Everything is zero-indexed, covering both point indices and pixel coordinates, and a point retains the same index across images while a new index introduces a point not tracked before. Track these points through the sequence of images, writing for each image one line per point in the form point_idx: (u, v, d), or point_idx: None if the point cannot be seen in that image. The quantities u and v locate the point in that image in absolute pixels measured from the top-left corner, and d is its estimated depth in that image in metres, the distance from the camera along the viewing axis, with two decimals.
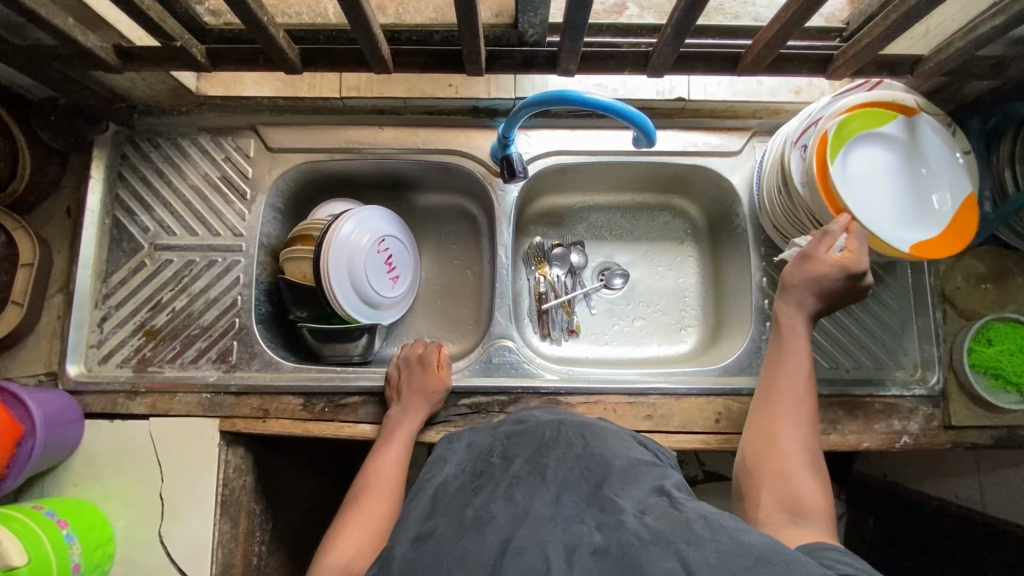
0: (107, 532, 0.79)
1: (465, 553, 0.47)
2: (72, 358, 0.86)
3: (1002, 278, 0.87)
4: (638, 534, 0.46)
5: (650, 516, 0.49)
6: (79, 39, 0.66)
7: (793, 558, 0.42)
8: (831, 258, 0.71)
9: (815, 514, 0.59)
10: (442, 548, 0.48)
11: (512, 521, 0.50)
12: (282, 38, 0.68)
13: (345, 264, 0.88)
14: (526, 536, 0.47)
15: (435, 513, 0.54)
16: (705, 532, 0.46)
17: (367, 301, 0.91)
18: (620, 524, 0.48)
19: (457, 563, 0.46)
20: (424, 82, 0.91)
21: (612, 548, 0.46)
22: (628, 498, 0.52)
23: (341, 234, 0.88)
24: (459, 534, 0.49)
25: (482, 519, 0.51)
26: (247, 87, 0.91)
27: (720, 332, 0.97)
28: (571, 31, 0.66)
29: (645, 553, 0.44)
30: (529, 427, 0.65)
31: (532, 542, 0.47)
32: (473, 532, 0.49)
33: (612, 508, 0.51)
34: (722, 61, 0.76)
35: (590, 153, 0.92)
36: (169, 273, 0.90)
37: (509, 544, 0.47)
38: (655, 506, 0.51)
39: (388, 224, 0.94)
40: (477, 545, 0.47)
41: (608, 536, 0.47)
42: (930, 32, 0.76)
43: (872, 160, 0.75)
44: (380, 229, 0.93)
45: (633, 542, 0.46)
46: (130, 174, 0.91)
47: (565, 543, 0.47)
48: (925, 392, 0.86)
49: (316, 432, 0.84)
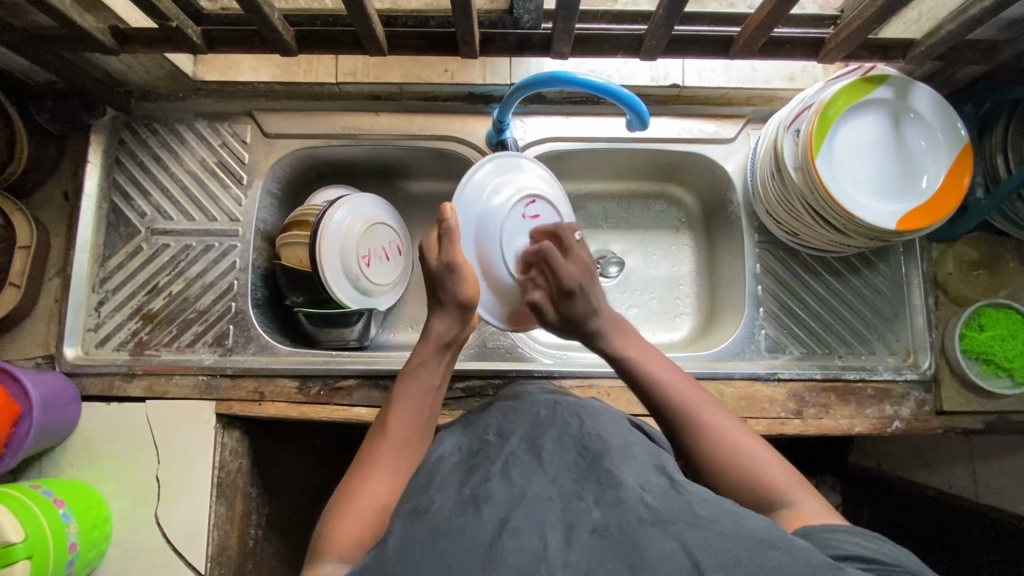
0: (104, 512, 0.80)
1: (463, 530, 0.45)
2: (70, 341, 0.86)
3: (994, 264, 0.88)
4: (638, 513, 0.45)
5: (651, 494, 0.48)
6: (75, 19, 0.67)
7: (793, 546, 0.41)
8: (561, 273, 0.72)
9: (794, 485, 0.55)
10: (438, 524, 0.46)
11: (510, 501, 0.48)
12: (277, 19, 0.68)
13: (476, 207, 0.76)
14: (526, 515, 0.46)
15: (432, 487, 0.54)
16: (706, 514, 0.44)
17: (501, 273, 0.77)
18: (620, 500, 0.47)
19: (454, 539, 0.44)
20: (420, 68, 0.90)
21: (612, 528, 0.44)
22: (626, 473, 0.50)
23: (477, 173, 0.77)
24: (455, 512, 0.48)
25: (480, 497, 0.49)
26: (243, 72, 0.90)
27: (715, 319, 0.98)
28: (564, 12, 0.66)
29: (645, 534, 0.43)
30: (524, 405, 0.65)
31: (529, 523, 0.45)
32: (470, 510, 0.47)
33: (611, 483, 0.49)
34: (715, 45, 0.76)
35: (584, 139, 0.92)
36: (166, 258, 0.90)
37: (506, 523, 0.45)
38: (655, 484, 0.49)
39: (538, 183, 0.81)
40: (475, 522, 0.46)
41: (607, 514, 0.46)
42: (921, 17, 0.76)
43: (864, 131, 0.77)
44: (530, 186, 0.79)
45: (633, 521, 0.44)
46: (127, 159, 0.92)
47: (564, 522, 0.45)
48: (917, 376, 0.87)
49: (311, 415, 0.85)
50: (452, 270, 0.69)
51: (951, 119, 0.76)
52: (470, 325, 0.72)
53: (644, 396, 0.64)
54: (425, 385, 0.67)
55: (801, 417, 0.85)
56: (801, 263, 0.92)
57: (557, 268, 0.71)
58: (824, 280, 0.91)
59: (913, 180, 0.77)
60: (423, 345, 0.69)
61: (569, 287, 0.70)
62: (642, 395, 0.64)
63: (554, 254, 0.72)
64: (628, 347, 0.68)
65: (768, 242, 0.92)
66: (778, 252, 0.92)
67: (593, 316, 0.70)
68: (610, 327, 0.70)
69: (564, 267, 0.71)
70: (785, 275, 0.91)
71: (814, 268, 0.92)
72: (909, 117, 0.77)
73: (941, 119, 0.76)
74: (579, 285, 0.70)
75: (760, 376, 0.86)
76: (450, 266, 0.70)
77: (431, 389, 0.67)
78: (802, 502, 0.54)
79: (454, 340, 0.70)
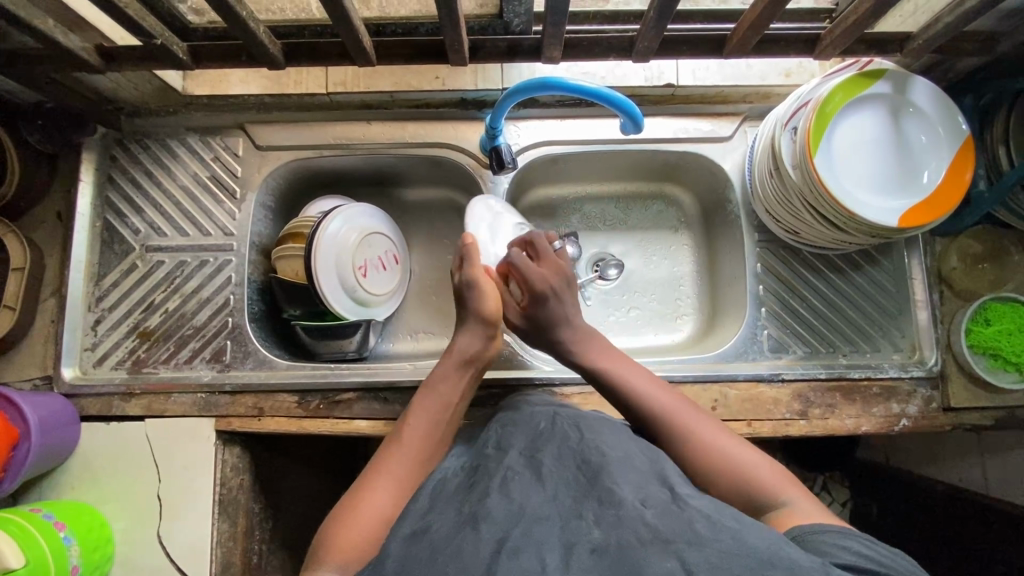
0: (106, 533, 0.79)
1: (460, 552, 0.44)
2: (67, 361, 0.86)
3: (999, 257, 0.86)
4: (638, 532, 0.44)
5: (651, 509, 0.47)
6: (61, 40, 0.67)
7: (798, 562, 0.40)
8: (543, 271, 0.74)
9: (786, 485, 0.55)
10: (437, 546, 0.46)
11: (509, 519, 0.47)
12: (263, 32, 0.67)
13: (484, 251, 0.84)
14: (525, 536, 0.45)
15: (433, 509, 0.53)
16: (707, 533, 0.43)
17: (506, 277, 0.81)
18: (621, 518, 0.46)
19: (452, 561, 0.44)
20: (411, 75, 0.89)
21: (611, 547, 0.43)
22: (626, 485, 0.50)
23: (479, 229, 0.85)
24: (453, 532, 0.47)
25: (478, 515, 0.48)
26: (233, 85, 0.89)
27: (716, 319, 0.97)
28: (554, 16, 0.65)
29: (644, 554, 0.42)
30: (523, 417, 0.64)
31: (529, 543, 0.44)
32: (468, 530, 0.47)
33: (611, 498, 0.48)
34: (708, 45, 0.75)
35: (578, 142, 0.91)
36: (161, 274, 0.90)
37: (505, 544, 0.44)
38: (656, 498, 0.48)
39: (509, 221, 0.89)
40: (473, 544, 0.45)
41: (607, 533, 0.45)
42: (919, 9, 0.75)
43: (861, 127, 0.76)
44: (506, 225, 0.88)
45: (632, 541, 0.43)
46: (120, 176, 0.91)
47: (563, 542, 0.45)
48: (923, 373, 0.85)
49: (311, 429, 0.84)
50: (471, 287, 0.72)
51: (951, 112, 0.74)
52: (493, 344, 0.72)
53: (623, 407, 0.66)
54: (442, 395, 0.67)
55: (806, 418, 0.84)
56: (802, 262, 0.90)
57: (527, 272, 0.74)
58: (827, 278, 0.90)
59: (914, 177, 0.75)
60: (446, 360, 0.69)
61: (539, 291, 0.73)
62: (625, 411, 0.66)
63: (521, 260, 0.75)
64: (600, 357, 0.70)
65: (768, 241, 0.91)
66: (779, 252, 0.91)
67: (561, 324, 0.72)
68: (573, 337, 0.72)
69: (536, 270, 0.74)
70: (786, 276, 0.90)
71: (814, 266, 0.90)
72: (908, 111, 0.76)
73: (940, 113, 0.75)
74: (548, 290, 0.73)
75: (764, 378, 0.85)
76: (472, 284, 0.72)
77: (449, 402, 0.67)
78: (793, 502, 0.53)
79: (477, 356, 0.70)
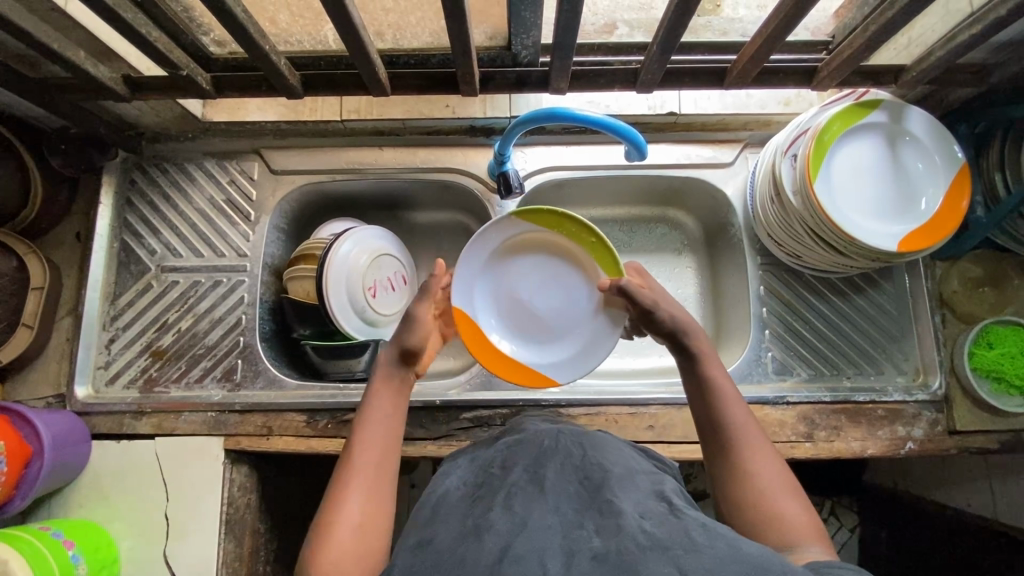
0: (112, 552, 0.79)
1: (462, 560, 0.45)
2: (81, 380, 0.87)
3: (999, 281, 0.88)
4: (637, 540, 0.44)
5: (650, 521, 0.47)
6: (90, 70, 0.70)
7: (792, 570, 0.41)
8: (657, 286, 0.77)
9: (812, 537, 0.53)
10: (441, 555, 0.46)
11: (511, 529, 0.47)
12: (283, 65, 0.71)
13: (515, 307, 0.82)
14: (526, 544, 0.46)
15: (436, 519, 0.53)
16: (703, 540, 0.44)
17: (568, 260, 0.82)
18: (620, 528, 0.46)
19: (454, 570, 0.44)
20: (423, 104, 0.93)
21: (610, 554, 0.44)
22: (626, 500, 0.50)
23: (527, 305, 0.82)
24: (457, 541, 0.47)
25: (481, 526, 0.49)
26: (250, 112, 0.93)
27: (720, 342, 0.98)
28: (561, 51, 0.68)
29: (644, 560, 0.42)
30: (528, 436, 0.65)
31: (531, 551, 0.45)
32: (472, 539, 0.47)
33: (611, 511, 0.49)
34: (709, 75, 0.78)
35: (584, 168, 0.94)
36: (175, 294, 0.92)
37: (508, 551, 0.45)
38: (654, 511, 0.49)
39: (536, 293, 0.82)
40: (475, 552, 0.45)
41: (607, 541, 0.45)
42: (912, 42, 0.78)
43: (864, 155, 0.79)
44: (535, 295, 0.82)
45: (632, 548, 0.44)
46: (138, 199, 0.94)
47: (564, 549, 0.45)
48: (928, 397, 0.86)
49: (319, 449, 0.85)
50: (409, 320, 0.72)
51: (947, 141, 0.76)
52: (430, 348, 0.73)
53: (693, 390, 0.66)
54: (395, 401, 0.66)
55: (811, 440, 0.84)
56: (805, 285, 0.92)
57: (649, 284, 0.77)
58: (830, 301, 0.91)
59: (912, 202, 0.78)
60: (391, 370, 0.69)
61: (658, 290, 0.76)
62: (697, 405, 0.65)
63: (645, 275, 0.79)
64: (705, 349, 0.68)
65: (770, 263, 0.92)
66: (781, 275, 0.92)
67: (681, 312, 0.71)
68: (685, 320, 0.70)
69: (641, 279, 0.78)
70: (789, 297, 0.91)
71: (817, 289, 0.92)
72: (905, 139, 0.78)
73: (936, 142, 0.77)
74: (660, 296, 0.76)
75: (769, 401, 0.85)
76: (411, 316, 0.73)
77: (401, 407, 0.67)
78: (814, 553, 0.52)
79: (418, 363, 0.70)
